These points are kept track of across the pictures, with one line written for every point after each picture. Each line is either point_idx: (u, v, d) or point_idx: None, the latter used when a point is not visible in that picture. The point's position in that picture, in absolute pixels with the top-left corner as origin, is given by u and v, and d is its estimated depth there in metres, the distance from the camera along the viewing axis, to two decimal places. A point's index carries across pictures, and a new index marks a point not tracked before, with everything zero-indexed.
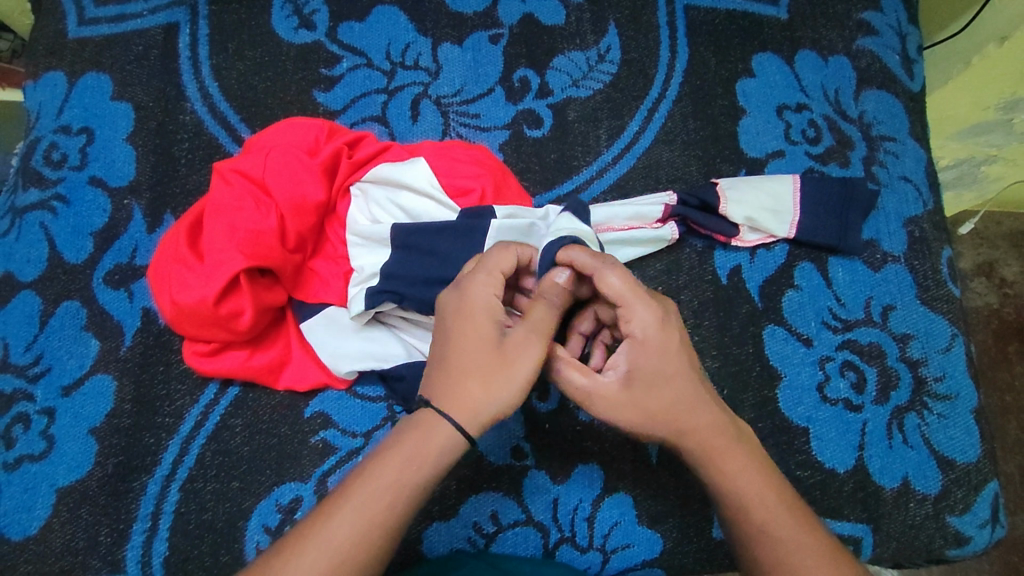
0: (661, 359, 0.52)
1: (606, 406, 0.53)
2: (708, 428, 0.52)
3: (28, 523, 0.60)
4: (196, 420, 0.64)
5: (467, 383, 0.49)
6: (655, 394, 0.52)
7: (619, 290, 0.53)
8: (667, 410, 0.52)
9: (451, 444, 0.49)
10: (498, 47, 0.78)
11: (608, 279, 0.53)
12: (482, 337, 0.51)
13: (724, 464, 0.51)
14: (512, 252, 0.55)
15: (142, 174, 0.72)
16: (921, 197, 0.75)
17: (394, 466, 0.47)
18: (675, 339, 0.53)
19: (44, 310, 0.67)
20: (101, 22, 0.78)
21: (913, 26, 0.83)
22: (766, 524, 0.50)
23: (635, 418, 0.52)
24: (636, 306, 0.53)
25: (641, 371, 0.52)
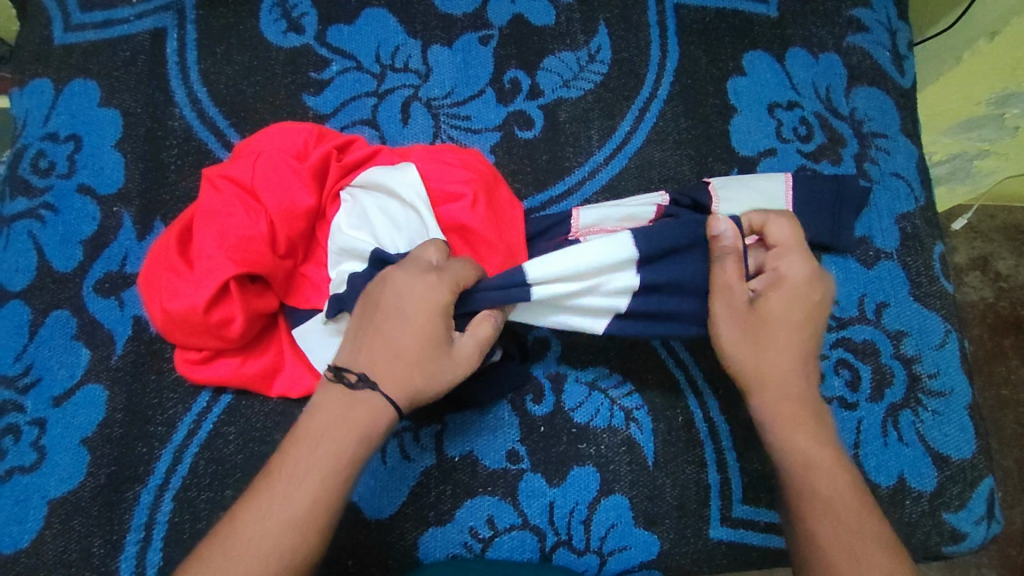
0: (797, 304, 0.57)
1: (726, 306, 0.56)
2: (792, 401, 0.56)
3: (19, 536, 0.59)
4: (190, 428, 0.63)
5: (403, 362, 0.51)
6: (773, 332, 0.56)
7: (788, 237, 0.58)
8: (774, 351, 0.56)
9: (378, 415, 0.50)
10: (487, 49, 0.78)
11: (775, 226, 0.59)
12: (427, 326, 0.52)
13: (796, 438, 0.55)
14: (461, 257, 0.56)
15: (132, 181, 0.71)
16: (912, 194, 0.75)
17: (327, 438, 0.49)
18: (814, 292, 0.57)
19: (33, 320, 0.66)
20: (87, 29, 0.77)
21: (903, 22, 0.83)
22: (829, 500, 0.52)
23: (743, 344, 0.56)
24: (791, 253, 0.58)
25: (772, 303, 0.56)
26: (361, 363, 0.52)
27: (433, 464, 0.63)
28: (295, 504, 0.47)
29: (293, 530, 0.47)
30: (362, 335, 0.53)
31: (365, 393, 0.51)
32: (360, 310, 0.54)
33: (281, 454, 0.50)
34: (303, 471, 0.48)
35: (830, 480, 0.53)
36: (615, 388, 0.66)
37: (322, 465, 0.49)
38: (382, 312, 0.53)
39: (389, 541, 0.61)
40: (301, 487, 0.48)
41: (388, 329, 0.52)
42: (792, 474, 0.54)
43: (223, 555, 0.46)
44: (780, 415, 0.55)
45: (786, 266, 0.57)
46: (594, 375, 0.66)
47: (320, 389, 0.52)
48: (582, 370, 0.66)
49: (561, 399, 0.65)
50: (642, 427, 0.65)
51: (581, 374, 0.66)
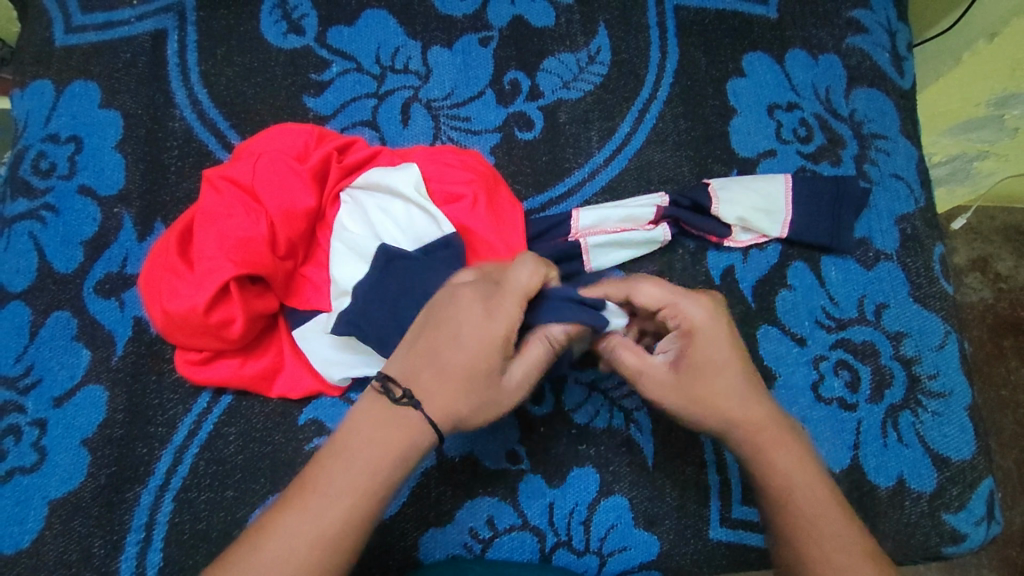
0: (711, 347, 0.55)
1: (653, 386, 0.55)
2: (759, 426, 0.54)
3: (20, 537, 0.59)
4: (190, 428, 0.63)
5: (451, 387, 0.51)
6: (706, 380, 0.54)
7: (658, 294, 0.56)
8: (716, 393, 0.54)
9: (417, 436, 0.50)
10: (487, 50, 0.78)
11: (643, 289, 0.56)
12: (484, 353, 0.51)
13: (778, 459, 0.53)
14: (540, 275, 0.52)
15: (132, 182, 0.71)
16: (912, 195, 0.75)
17: (365, 456, 0.49)
18: (724, 332, 0.55)
19: (34, 321, 0.66)
20: (88, 30, 0.77)
21: (902, 23, 0.83)
22: (818, 517, 0.51)
23: (686, 407, 0.55)
24: (679, 304, 0.55)
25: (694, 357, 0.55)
26: (412, 381, 0.51)
27: (433, 465, 0.63)
28: (326, 522, 0.47)
29: (321, 548, 0.46)
30: (416, 351, 0.52)
31: (411, 413, 0.50)
32: (421, 322, 0.53)
33: (318, 465, 0.49)
34: (339, 487, 0.48)
35: (818, 496, 0.52)
36: (615, 388, 0.66)
37: (358, 483, 0.48)
38: (435, 333, 0.52)
39: (389, 541, 0.61)
40: (335, 501, 0.47)
41: (441, 350, 0.51)
42: (778, 492, 0.53)
43: (248, 564, 0.45)
44: (755, 441, 0.54)
45: (678, 322, 0.55)
46: (593, 376, 0.66)
47: (363, 400, 0.52)
48: (582, 370, 0.66)
49: (561, 399, 0.65)
50: (642, 428, 0.65)
51: (581, 375, 0.66)
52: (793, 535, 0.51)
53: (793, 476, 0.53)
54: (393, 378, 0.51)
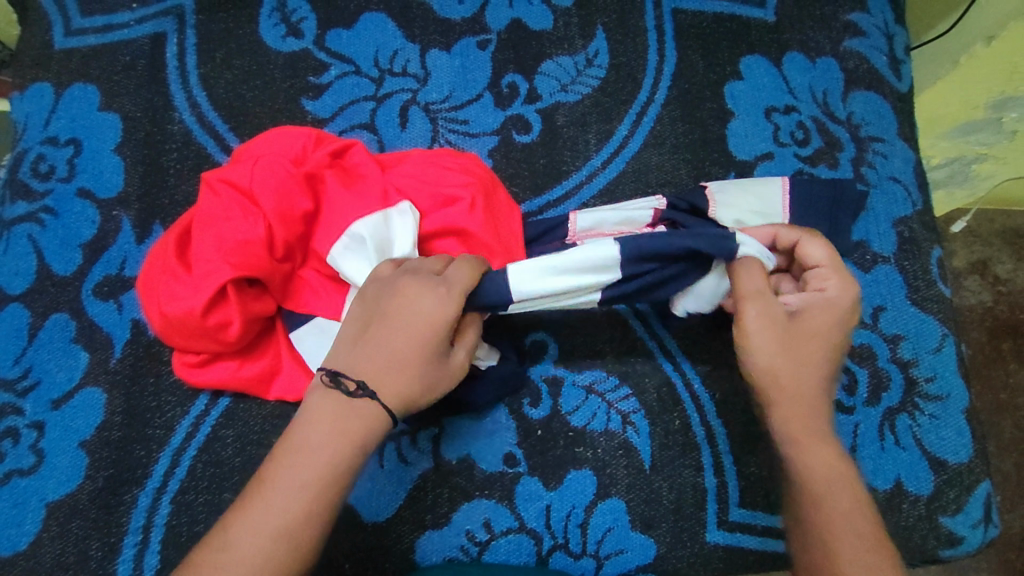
0: (834, 322, 0.56)
1: (762, 315, 0.54)
2: (812, 414, 0.54)
3: (18, 539, 0.59)
4: (187, 431, 0.64)
5: (402, 373, 0.51)
6: (805, 343, 0.55)
7: (821, 256, 0.57)
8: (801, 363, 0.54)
9: (372, 424, 0.51)
10: (485, 53, 0.78)
11: (812, 245, 0.58)
12: (430, 341, 0.52)
13: (812, 452, 0.54)
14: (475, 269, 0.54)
15: (131, 185, 0.72)
16: (909, 198, 0.75)
17: (322, 448, 0.49)
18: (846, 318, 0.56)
19: (32, 324, 0.66)
20: (87, 33, 0.77)
21: (900, 26, 0.83)
22: (851, 515, 0.51)
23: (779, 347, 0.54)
24: (833, 275, 0.57)
25: (811, 319, 0.55)
26: (359, 371, 0.51)
27: (430, 468, 0.63)
28: (288, 515, 0.47)
29: (286, 543, 0.47)
30: (364, 344, 0.52)
31: (364, 402, 0.51)
32: (361, 315, 0.54)
33: (275, 463, 0.49)
34: (298, 481, 0.48)
35: (847, 490, 0.53)
36: (611, 391, 0.66)
37: (317, 477, 0.48)
38: (380, 323, 0.52)
39: (386, 544, 0.61)
40: (294, 495, 0.48)
41: (389, 340, 0.52)
42: (812, 485, 0.53)
43: (217, 567, 0.46)
44: (795, 428, 0.54)
45: (821, 284, 0.57)
46: (591, 379, 0.66)
47: (314, 394, 0.52)
48: (579, 373, 0.66)
49: (558, 402, 0.65)
50: (639, 431, 0.65)
51: (578, 378, 0.66)
52: (823, 535, 0.51)
53: (824, 467, 0.53)
54: (342, 373, 0.51)
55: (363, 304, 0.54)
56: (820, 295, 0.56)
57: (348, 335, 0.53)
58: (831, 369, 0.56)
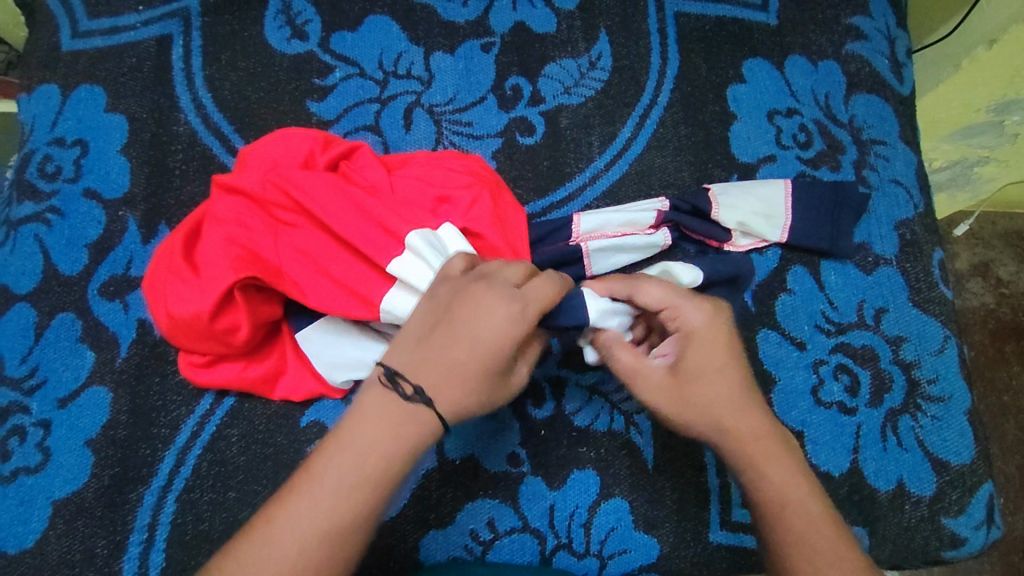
0: (710, 349, 0.54)
1: (648, 387, 0.54)
2: (748, 437, 0.53)
3: (24, 537, 0.60)
4: (192, 430, 0.64)
5: (458, 385, 0.49)
6: (702, 382, 0.54)
7: (662, 293, 0.55)
8: (708, 399, 0.53)
9: (425, 429, 0.49)
10: (489, 56, 0.79)
11: (645, 290, 0.55)
12: (496, 357, 0.50)
13: (768, 472, 0.52)
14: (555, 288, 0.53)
15: (137, 186, 0.72)
16: (911, 200, 0.76)
17: (370, 446, 0.47)
18: (723, 337, 0.55)
19: (39, 323, 0.67)
20: (94, 35, 0.78)
21: (901, 30, 0.83)
22: (807, 536, 0.50)
23: (678, 406, 0.53)
24: (683, 305, 0.55)
25: (691, 361, 0.54)
26: (419, 377, 0.49)
27: (434, 467, 0.63)
28: (334, 511, 0.46)
29: (331, 541, 0.46)
30: (427, 346, 0.50)
31: (418, 408, 0.49)
32: (430, 317, 0.52)
33: (323, 456, 0.48)
34: (344, 476, 0.47)
35: (804, 508, 0.51)
36: (615, 392, 0.66)
37: (366, 476, 0.47)
38: (445, 330, 0.51)
39: (390, 543, 0.61)
40: (338, 490, 0.46)
41: (452, 348, 0.50)
42: (767, 507, 0.52)
43: (260, 552, 0.45)
44: (745, 455, 0.53)
45: (679, 321, 0.55)
46: (593, 379, 0.66)
47: (370, 390, 0.50)
48: (582, 374, 0.67)
49: (562, 402, 0.66)
50: (643, 431, 0.65)
51: (581, 379, 0.67)
52: (783, 555, 0.50)
53: (780, 482, 0.52)
54: (401, 376, 0.50)
55: (433, 307, 0.52)
56: (683, 334, 0.55)
57: (414, 336, 0.51)
58: (742, 389, 0.54)
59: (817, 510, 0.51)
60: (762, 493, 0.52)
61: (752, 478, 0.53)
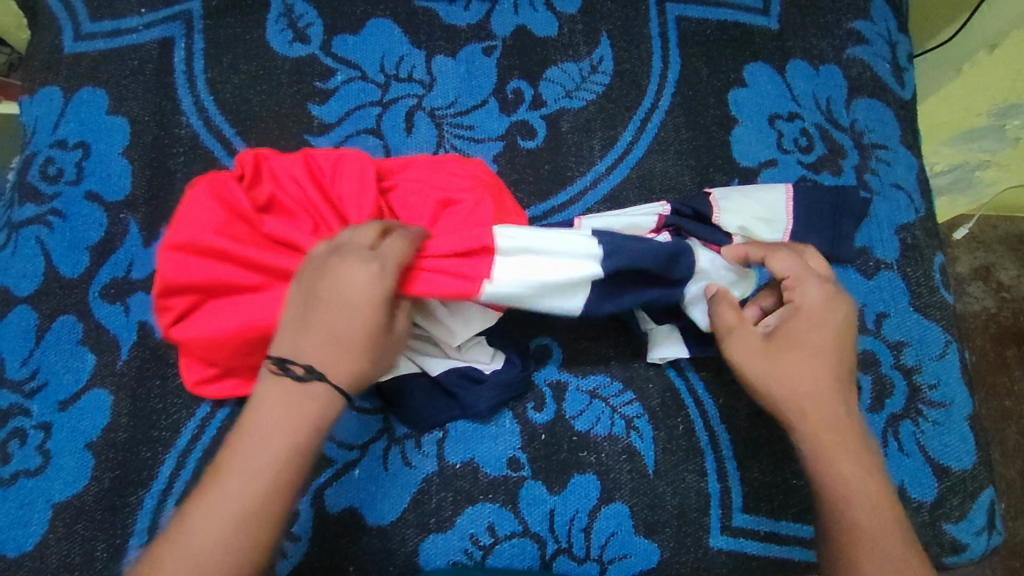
0: (818, 329, 0.57)
1: (741, 346, 0.58)
2: (832, 425, 0.55)
3: (24, 540, 0.60)
4: (193, 433, 0.64)
5: (347, 353, 0.52)
6: (800, 358, 0.56)
7: (789, 266, 0.59)
8: (801, 378, 0.56)
9: (327, 403, 0.51)
10: (491, 59, 0.79)
11: (778, 258, 0.60)
12: (374, 319, 0.53)
13: (842, 465, 0.54)
14: (406, 242, 0.55)
15: (139, 188, 0.72)
16: (913, 205, 0.76)
17: (272, 429, 0.50)
18: (835, 321, 0.58)
19: (40, 325, 0.67)
20: (97, 38, 0.78)
21: (902, 34, 0.83)
22: (874, 533, 0.51)
23: (770, 373, 0.57)
24: (805, 282, 0.59)
25: (794, 334, 0.57)
26: (306, 356, 0.51)
27: (434, 471, 0.63)
28: (248, 497, 0.48)
29: (247, 525, 0.47)
30: (304, 323, 0.52)
31: (314, 386, 0.51)
32: (297, 297, 0.53)
33: (231, 452, 0.49)
34: (252, 461, 0.49)
35: (874, 505, 0.53)
36: (616, 396, 0.66)
37: (275, 459, 0.49)
38: (323, 306, 0.52)
39: (390, 547, 0.61)
40: (247, 475, 0.48)
41: (333, 321, 0.52)
42: (834, 501, 0.53)
43: (182, 554, 0.46)
44: (822, 444, 0.55)
45: (798, 294, 0.58)
46: (595, 383, 0.66)
47: (262, 379, 0.52)
48: (583, 378, 0.67)
49: (562, 407, 0.66)
50: (643, 435, 0.65)
51: (582, 383, 0.66)
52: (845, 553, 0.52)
53: (853, 479, 0.53)
54: (288, 359, 0.51)
55: (300, 285, 0.53)
56: (795, 307, 0.58)
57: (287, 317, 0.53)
58: (838, 376, 0.57)
59: (886, 510, 0.53)
60: (832, 484, 0.54)
61: (825, 469, 0.54)
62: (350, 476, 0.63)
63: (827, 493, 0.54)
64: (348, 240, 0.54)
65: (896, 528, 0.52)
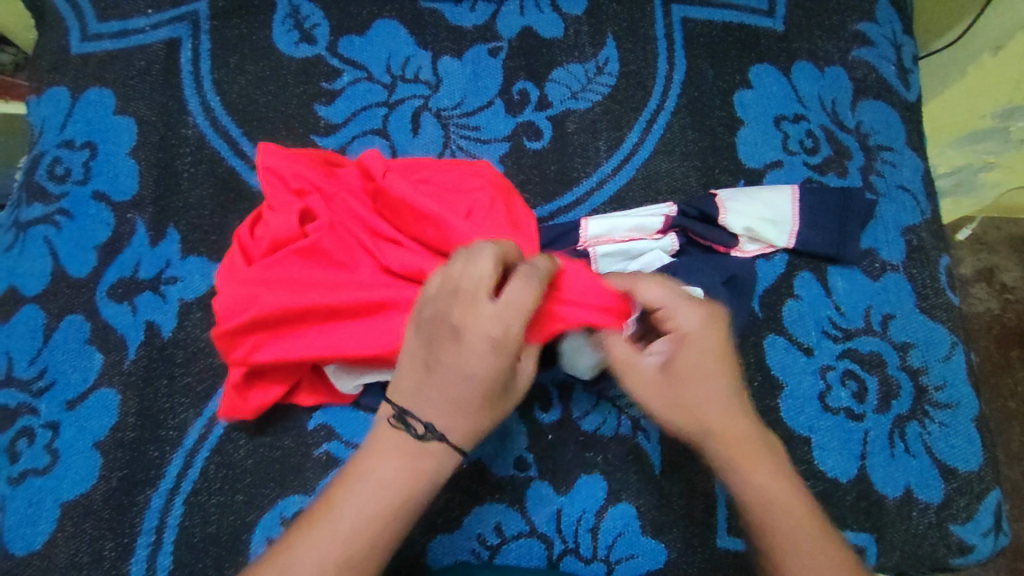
0: (703, 351, 0.54)
1: (637, 380, 0.55)
2: (737, 441, 0.52)
3: (32, 538, 0.60)
4: (200, 432, 0.64)
5: (467, 413, 0.51)
6: (689, 384, 0.53)
7: (659, 296, 0.55)
8: (698, 403, 0.53)
9: (444, 461, 0.51)
10: (497, 60, 0.79)
11: (645, 288, 0.55)
12: (496, 381, 0.51)
13: (755, 476, 0.51)
14: (536, 290, 0.51)
15: (146, 188, 0.72)
16: (918, 206, 0.76)
17: (389, 478, 0.50)
18: (717, 340, 0.54)
19: (48, 324, 0.67)
20: (104, 38, 0.78)
21: (908, 36, 0.84)
22: (792, 540, 0.49)
23: (665, 404, 0.54)
24: (677, 308, 0.54)
25: (681, 362, 0.54)
26: (425, 411, 0.51)
27: None
28: (353, 540, 0.47)
29: (348, 569, 0.47)
30: (424, 375, 0.51)
31: (431, 444, 0.51)
32: (418, 348, 0.52)
33: (345, 490, 0.49)
34: (366, 504, 0.48)
35: (794, 514, 0.50)
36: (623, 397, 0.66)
37: (385, 508, 0.49)
38: (444, 361, 0.51)
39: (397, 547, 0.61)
40: (357, 516, 0.48)
41: (452, 380, 0.50)
42: (754, 513, 0.51)
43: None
44: (730, 460, 0.52)
45: (672, 323, 0.55)
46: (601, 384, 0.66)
47: (382, 423, 0.52)
48: None
49: (569, 407, 0.66)
50: (651, 436, 0.65)
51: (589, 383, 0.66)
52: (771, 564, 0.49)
53: (765, 479, 0.51)
54: (410, 413, 0.51)
55: (420, 329, 0.52)
56: (680, 335, 0.54)
57: (407, 363, 0.52)
58: (734, 394, 0.54)
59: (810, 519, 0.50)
60: (751, 498, 0.51)
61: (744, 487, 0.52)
62: None
63: (753, 508, 0.51)
64: (467, 285, 0.51)
65: (820, 535, 0.49)
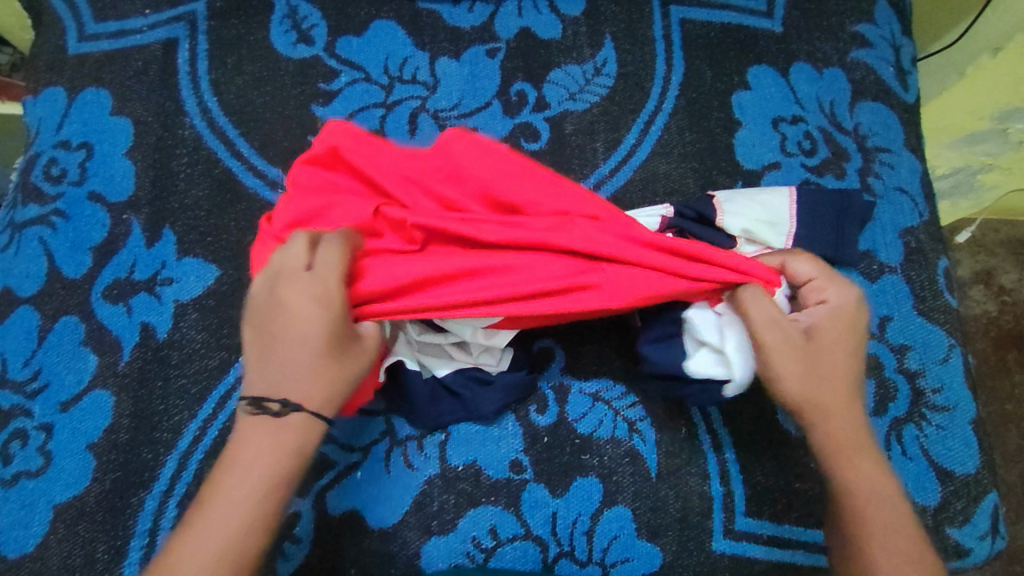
0: (844, 332, 0.58)
1: (779, 338, 0.56)
2: (850, 431, 0.56)
3: (25, 541, 0.60)
4: (194, 435, 0.64)
5: (315, 377, 0.52)
6: (823, 360, 0.57)
7: (810, 271, 0.60)
8: (827, 382, 0.57)
9: (305, 430, 0.52)
10: (495, 61, 0.79)
11: (797, 264, 0.60)
12: (331, 336, 0.53)
13: (858, 466, 0.56)
14: (338, 251, 0.55)
15: (142, 189, 0.72)
16: (917, 208, 0.75)
17: (252, 463, 0.51)
18: (857, 327, 0.58)
19: (42, 326, 0.67)
20: (101, 38, 0.78)
21: (907, 37, 0.83)
22: (890, 529, 0.54)
23: (801, 369, 0.56)
24: (829, 285, 0.59)
25: (822, 335, 0.57)
26: (274, 389, 0.52)
27: (437, 474, 0.63)
28: (227, 529, 0.49)
29: (228, 557, 0.48)
30: (266, 360, 0.53)
31: (290, 416, 0.52)
32: (256, 337, 0.54)
33: (211, 489, 0.50)
34: (232, 495, 0.50)
35: (890, 506, 0.55)
36: (619, 399, 0.66)
37: (251, 490, 0.50)
38: (280, 334, 0.53)
39: (391, 550, 0.61)
40: (226, 507, 0.49)
41: (290, 348, 0.53)
42: (853, 499, 0.55)
43: None
44: (839, 444, 0.56)
45: (821, 297, 0.59)
46: (597, 386, 0.66)
47: (241, 419, 0.52)
48: (585, 381, 0.66)
49: (565, 410, 0.65)
50: (646, 439, 0.65)
51: (585, 385, 0.66)
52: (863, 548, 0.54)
53: (868, 469, 0.56)
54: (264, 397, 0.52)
55: (253, 322, 0.54)
56: (824, 308, 0.58)
57: (249, 358, 0.54)
58: (856, 382, 0.58)
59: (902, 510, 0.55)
60: (850, 485, 0.55)
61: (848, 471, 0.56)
62: (352, 479, 0.63)
63: (851, 493, 0.55)
64: (282, 264, 0.55)
65: (911, 527, 0.54)
